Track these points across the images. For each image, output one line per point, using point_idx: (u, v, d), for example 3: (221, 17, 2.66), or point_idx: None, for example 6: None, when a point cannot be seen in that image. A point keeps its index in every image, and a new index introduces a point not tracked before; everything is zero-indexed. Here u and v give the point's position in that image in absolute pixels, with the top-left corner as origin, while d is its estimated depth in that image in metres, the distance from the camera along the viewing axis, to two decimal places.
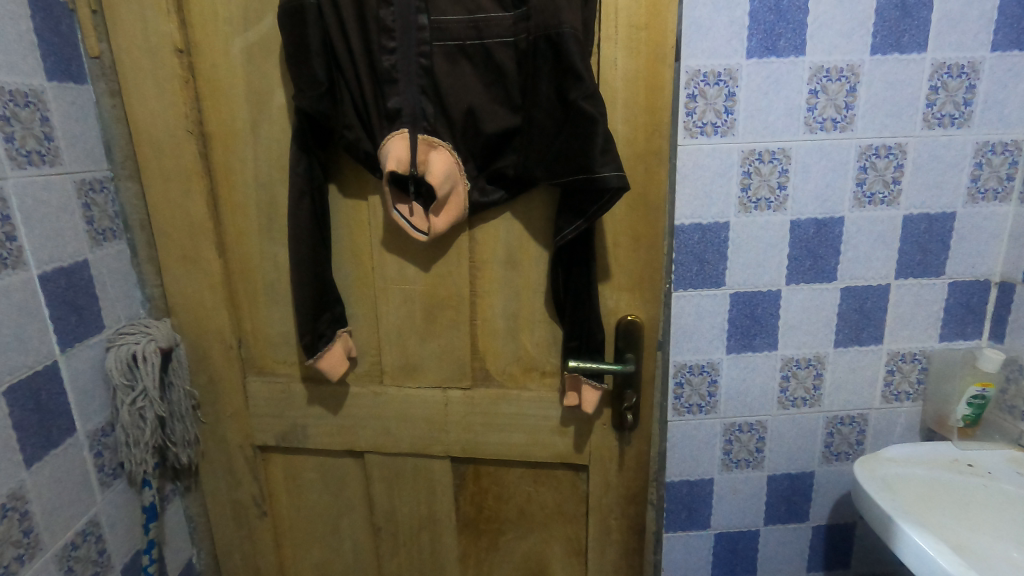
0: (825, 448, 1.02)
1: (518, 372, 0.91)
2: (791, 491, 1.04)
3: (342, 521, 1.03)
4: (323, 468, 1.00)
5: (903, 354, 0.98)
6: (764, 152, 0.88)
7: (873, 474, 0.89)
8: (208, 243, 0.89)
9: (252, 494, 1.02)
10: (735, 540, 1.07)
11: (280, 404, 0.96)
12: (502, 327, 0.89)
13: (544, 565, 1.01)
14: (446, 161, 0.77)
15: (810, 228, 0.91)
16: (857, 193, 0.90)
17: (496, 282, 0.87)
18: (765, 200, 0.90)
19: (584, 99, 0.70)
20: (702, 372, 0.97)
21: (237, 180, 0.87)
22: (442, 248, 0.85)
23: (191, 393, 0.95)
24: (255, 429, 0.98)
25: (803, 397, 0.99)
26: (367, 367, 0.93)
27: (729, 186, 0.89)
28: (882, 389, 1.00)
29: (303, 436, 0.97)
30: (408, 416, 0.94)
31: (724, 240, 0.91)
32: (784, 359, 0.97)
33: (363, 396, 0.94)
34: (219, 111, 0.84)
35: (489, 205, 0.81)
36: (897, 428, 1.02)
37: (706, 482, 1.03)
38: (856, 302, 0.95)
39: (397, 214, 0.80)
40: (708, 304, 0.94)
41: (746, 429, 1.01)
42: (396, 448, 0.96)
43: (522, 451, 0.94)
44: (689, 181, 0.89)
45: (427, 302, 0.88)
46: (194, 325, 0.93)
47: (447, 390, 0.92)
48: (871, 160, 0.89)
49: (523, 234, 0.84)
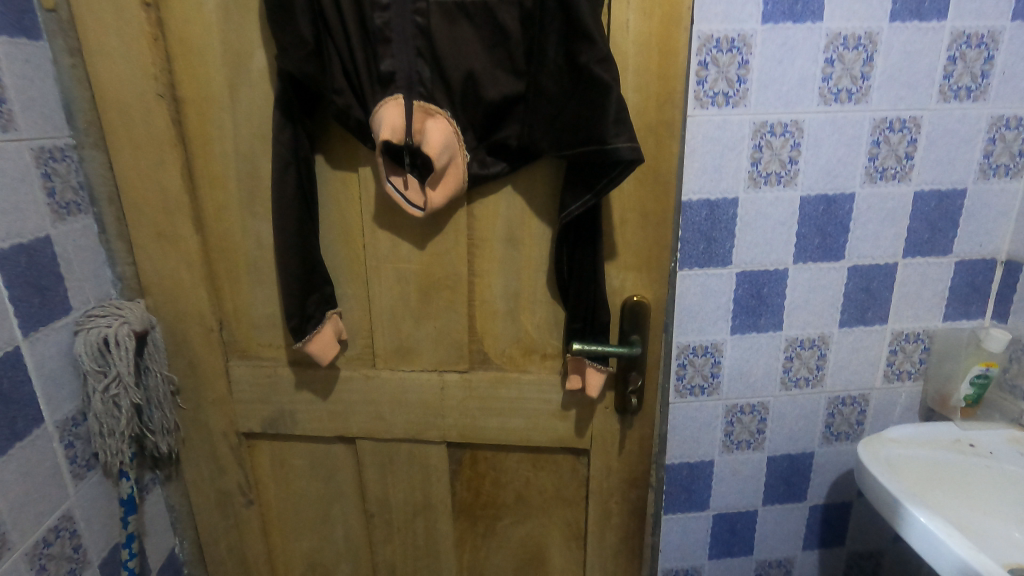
0: (826, 429, 1.01)
1: (517, 355, 0.87)
2: (790, 472, 1.03)
3: (333, 508, 1.00)
4: (313, 455, 0.96)
5: (906, 334, 0.97)
6: (777, 125, 0.84)
7: (877, 456, 0.88)
8: (183, 218, 0.82)
9: (238, 482, 0.97)
10: (733, 521, 1.06)
11: (265, 389, 0.91)
12: (501, 308, 0.85)
13: (542, 549, 0.99)
14: (445, 130, 0.71)
15: (820, 204, 0.88)
16: (869, 169, 0.87)
17: (496, 260, 0.82)
18: (775, 174, 0.86)
19: (596, 63, 0.65)
20: (705, 353, 0.94)
21: (215, 150, 0.80)
22: (438, 224, 0.80)
23: (169, 379, 0.89)
24: (239, 414, 0.92)
25: (806, 378, 0.97)
26: (357, 351, 0.88)
27: (739, 159, 0.85)
28: (884, 368, 0.98)
29: (291, 423, 0.92)
30: (402, 400, 0.90)
31: (732, 217, 0.87)
32: (787, 340, 0.95)
33: (354, 380, 0.89)
34: (194, 74, 0.76)
35: (489, 178, 0.76)
36: (897, 408, 1.01)
37: (706, 464, 1.01)
38: (862, 280, 0.93)
39: (391, 187, 0.75)
40: (713, 283, 0.91)
41: (748, 410, 0.99)
42: (390, 433, 0.92)
43: (521, 436, 0.90)
44: (698, 154, 0.84)
45: (423, 282, 0.84)
46: (171, 306, 0.87)
47: (443, 373, 0.88)
48: (885, 133, 0.85)
49: (525, 210, 0.79)
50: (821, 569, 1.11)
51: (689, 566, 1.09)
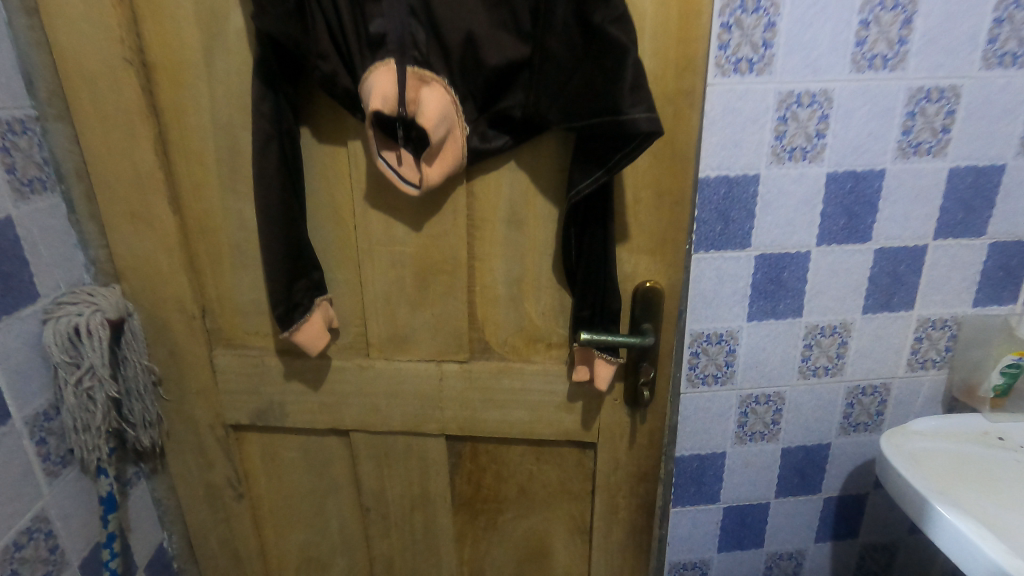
0: (844, 419, 0.96)
1: (521, 344, 0.82)
2: (805, 463, 0.99)
3: (327, 502, 0.95)
4: (305, 448, 0.91)
5: (933, 320, 0.91)
6: (804, 94, 0.77)
7: (900, 449, 0.84)
8: (159, 197, 0.76)
9: (227, 476, 0.92)
10: (745, 513, 1.02)
11: (252, 379, 0.85)
12: (503, 294, 0.79)
13: (546, 544, 0.95)
14: (441, 100, 0.64)
15: (847, 181, 0.82)
16: (901, 143, 0.80)
17: (498, 242, 0.76)
18: (800, 149, 0.79)
19: (611, 23, 0.59)
20: (720, 341, 0.89)
21: (191, 123, 0.73)
22: (434, 203, 0.74)
23: (150, 369, 0.84)
24: (226, 406, 0.87)
25: (825, 367, 0.92)
26: (350, 339, 0.83)
27: (762, 133, 0.78)
28: (907, 357, 0.93)
29: (281, 415, 0.87)
30: (398, 392, 0.84)
31: (753, 196, 0.81)
32: (807, 327, 0.90)
33: (346, 370, 0.84)
34: (164, 37, 0.69)
35: (490, 153, 0.70)
36: (919, 398, 0.96)
37: (718, 456, 0.97)
38: (888, 264, 0.87)
39: (383, 163, 0.68)
40: (730, 267, 0.85)
41: (763, 400, 0.94)
42: (385, 426, 0.87)
43: (524, 428, 0.85)
44: (718, 127, 0.77)
45: (419, 266, 0.78)
46: (149, 292, 0.81)
47: (441, 363, 0.82)
48: (920, 104, 0.78)
49: (529, 188, 0.73)
50: (834, 561, 1.08)
51: (697, 559, 1.05)
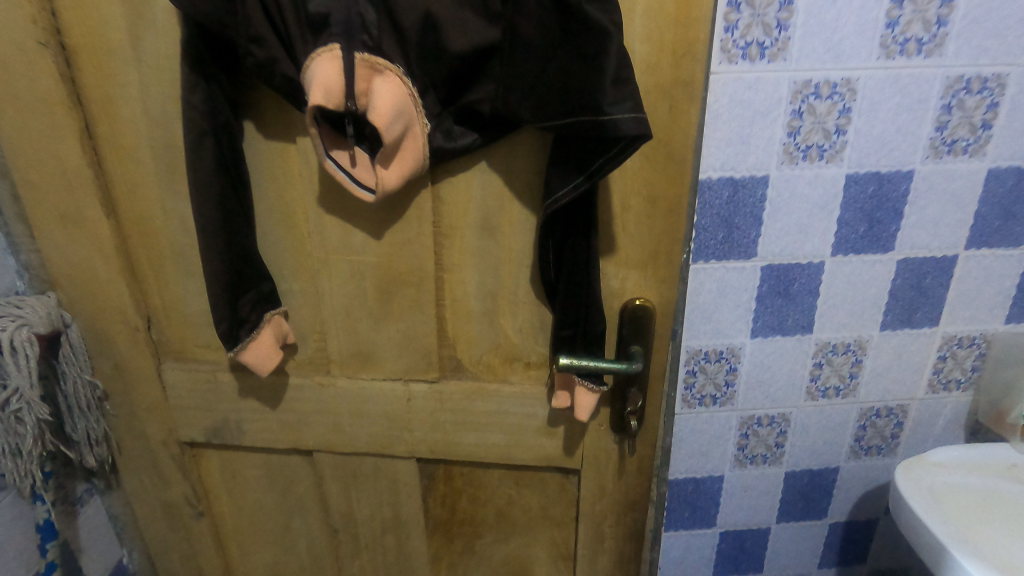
0: (855, 442, 0.88)
1: (497, 363, 0.74)
2: (811, 488, 0.91)
3: (294, 521, 0.89)
4: (267, 466, 0.85)
5: (960, 338, 0.82)
6: (823, 84, 0.66)
7: (918, 487, 0.76)
8: (90, 198, 0.67)
9: (185, 494, 0.86)
10: (743, 538, 0.94)
11: (205, 396, 0.78)
12: (476, 309, 0.71)
13: (526, 569, 0.89)
14: (396, 93, 0.55)
15: (869, 184, 0.72)
16: (934, 140, 0.70)
17: (469, 253, 0.68)
18: (816, 147, 0.69)
19: (592, 3, 0.49)
20: (720, 359, 0.80)
21: (121, 115, 0.64)
22: (396, 208, 0.65)
23: (94, 384, 0.77)
24: (179, 422, 0.81)
25: (836, 387, 0.84)
26: (310, 354, 0.75)
27: (773, 128, 0.68)
28: (928, 377, 0.84)
29: (239, 432, 0.81)
30: (363, 412, 0.77)
31: (761, 200, 0.71)
32: (818, 344, 0.81)
33: (306, 388, 0.76)
34: (82, 16, 0.60)
35: (456, 152, 0.60)
36: (939, 420, 0.87)
37: (715, 479, 0.89)
38: (912, 276, 0.77)
39: (332, 165, 0.59)
40: (733, 278, 0.76)
41: (766, 422, 0.85)
42: (351, 446, 0.80)
43: (501, 453, 0.78)
44: (723, 122, 0.67)
45: (381, 278, 0.69)
46: (87, 301, 0.73)
47: (409, 383, 0.75)
48: (958, 96, 0.68)
49: (503, 193, 0.64)
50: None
51: None
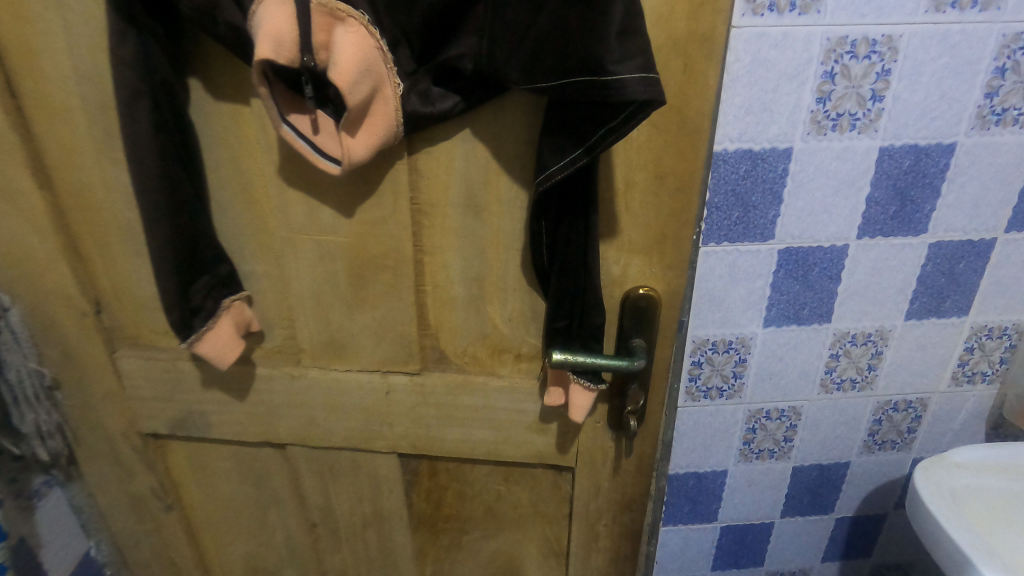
0: (868, 437, 0.82)
1: (483, 355, 0.67)
2: (819, 483, 0.86)
3: (270, 514, 0.84)
4: (238, 458, 0.79)
5: (990, 328, 0.75)
6: (861, 42, 0.58)
7: (939, 487, 0.70)
8: (19, 167, 0.59)
9: (151, 487, 0.80)
10: (744, 533, 0.90)
11: (166, 385, 0.71)
12: (460, 295, 0.63)
13: (517, 566, 0.84)
14: (360, 47, 0.46)
15: (905, 158, 0.64)
16: (982, 108, 0.61)
17: (452, 234, 0.60)
18: (848, 116, 0.61)
19: None
20: (728, 350, 0.74)
21: (46, 70, 0.55)
22: (367, 182, 0.57)
23: (41, 372, 0.70)
24: (140, 413, 0.74)
25: (853, 380, 0.77)
26: (278, 343, 0.68)
27: (800, 93, 0.59)
28: (952, 369, 0.78)
29: (204, 425, 0.74)
30: (338, 405, 0.71)
31: (782, 176, 0.63)
32: (835, 334, 0.74)
33: (275, 379, 0.70)
34: None
35: (435, 118, 0.52)
36: (960, 415, 0.81)
37: (717, 474, 0.84)
38: (945, 262, 0.70)
39: (291, 132, 0.51)
40: (747, 263, 0.68)
41: (774, 416, 0.79)
42: (327, 440, 0.74)
43: (489, 449, 0.72)
44: (743, 85, 0.59)
45: (353, 261, 0.61)
46: (27, 283, 0.65)
47: (387, 375, 0.68)
48: (1015, 57, 0.59)
49: (490, 166, 0.56)
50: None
51: None
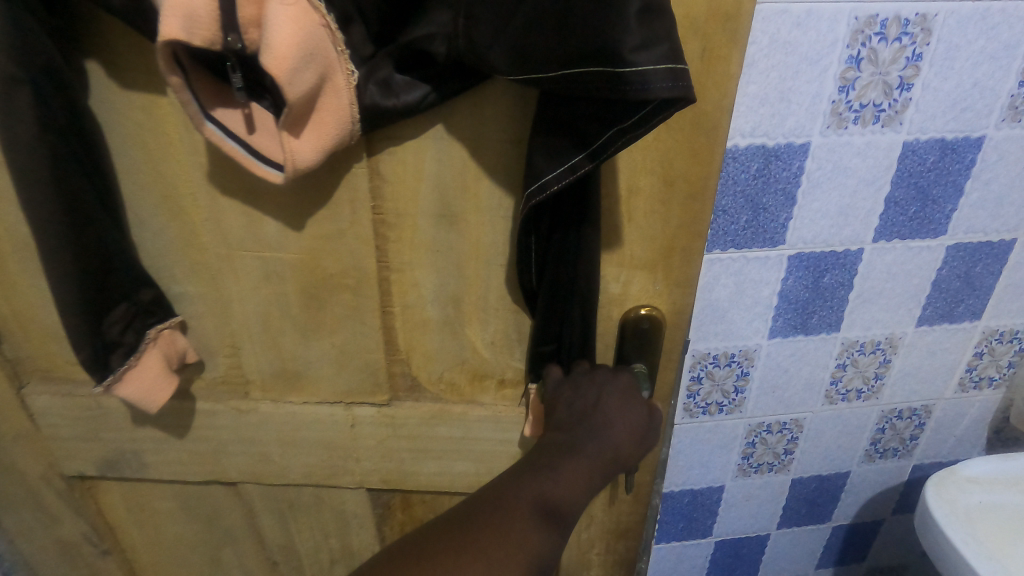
0: (870, 445, 0.78)
1: (462, 382, 0.58)
2: (817, 494, 0.81)
3: (223, 554, 0.75)
4: (182, 498, 0.69)
5: (1001, 332, 0.70)
6: (892, 22, 0.50)
7: (953, 508, 0.66)
8: None
9: (82, 532, 0.70)
10: (739, 546, 0.85)
11: (90, 423, 0.61)
12: (434, 318, 0.55)
13: None
14: (300, 23, 0.35)
15: (929, 154, 0.57)
16: (1016, 98, 0.55)
17: (422, 248, 0.51)
18: (872, 107, 0.54)
19: None
20: (730, 364, 0.67)
21: None
22: (320, 189, 0.47)
23: None
24: (61, 455, 0.64)
25: (858, 389, 0.72)
26: (221, 373, 0.59)
27: (822, 81, 0.52)
28: (960, 375, 0.73)
29: (140, 465, 0.64)
30: (296, 440, 0.61)
31: (796, 175, 0.56)
32: (844, 344, 0.68)
33: (219, 414, 0.60)
34: None
35: (401, 113, 0.42)
36: (964, 420, 0.77)
37: (714, 490, 0.78)
38: (962, 265, 0.64)
39: (217, 132, 0.41)
40: (754, 272, 0.61)
41: (776, 429, 0.74)
42: (284, 478, 0.65)
43: (470, 482, 0.64)
44: (758, 72, 0.51)
45: (305, 281, 0.52)
46: None
47: (351, 407, 0.59)
48: None
49: (467, 170, 0.47)
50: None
51: None
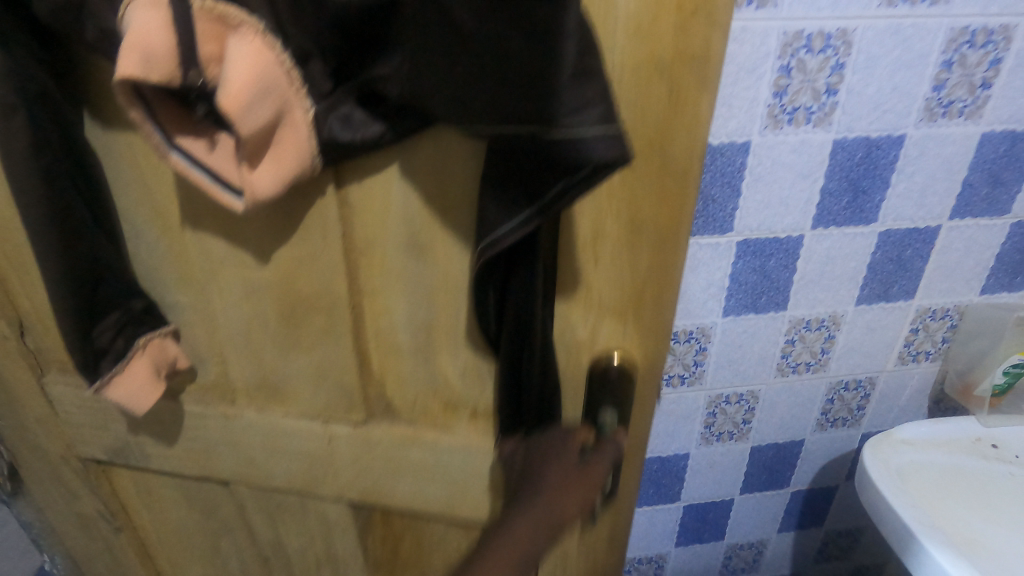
0: (822, 416, 0.79)
1: (436, 408, 0.58)
2: (775, 460, 0.83)
3: (221, 544, 0.79)
4: (183, 488, 0.73)
5: (934, 309, 0.72)
6: (817, 36, 0.53)
7: (887, 465, 0.66)
8: None
9: (97, 508, 0.76)
10: (704, 510, 0.86)
11: (99, 414, 0.66)
12: (407, 343, 0.54)
13: None
14: (255, 63, 0.36)
15: (856, 151, 0.60)
16: (929, 101, 0.58)
17: (392, 276, 0.51)
18: (804, 110, 0.57)
19: None
20: (688, 339, 0.70)
21: None
22: (291, 217, 0.48)
23: None
24: (77, 439, 0.69)
25: (807, 364, 0.74)
26: (211, 378, 0.61)
27: (757, 86, 0.55)
28: (899, 350, 0.75)
29: (143, 456, 0.69)
30: (279, 447, 0.63)
31: (739, 170, 0.59)
32: (791, 321, 0.70)
33: (210, 417, 0.63)
34: None
35: (359, 148, 0.42)
36: (904, 394, 0.79)
37: (679, 457, 0.80)
38: (894, 249, 0.67)
39: (183, 160, 0.42)
40: (707, 255, 0.64)
41: (734, 399, 0.76)
42: (269, 480, 0.67)
43: (444, 505, 0.64)
44: None
45: (282, 301, 0.53)
46: None
47: (329, 422, 0.60)
48: (960, 51, 0.56)
49: (432, 204, 0.46)
50: (796, 559, 0.94)
51: (652, 554, 0.90)
